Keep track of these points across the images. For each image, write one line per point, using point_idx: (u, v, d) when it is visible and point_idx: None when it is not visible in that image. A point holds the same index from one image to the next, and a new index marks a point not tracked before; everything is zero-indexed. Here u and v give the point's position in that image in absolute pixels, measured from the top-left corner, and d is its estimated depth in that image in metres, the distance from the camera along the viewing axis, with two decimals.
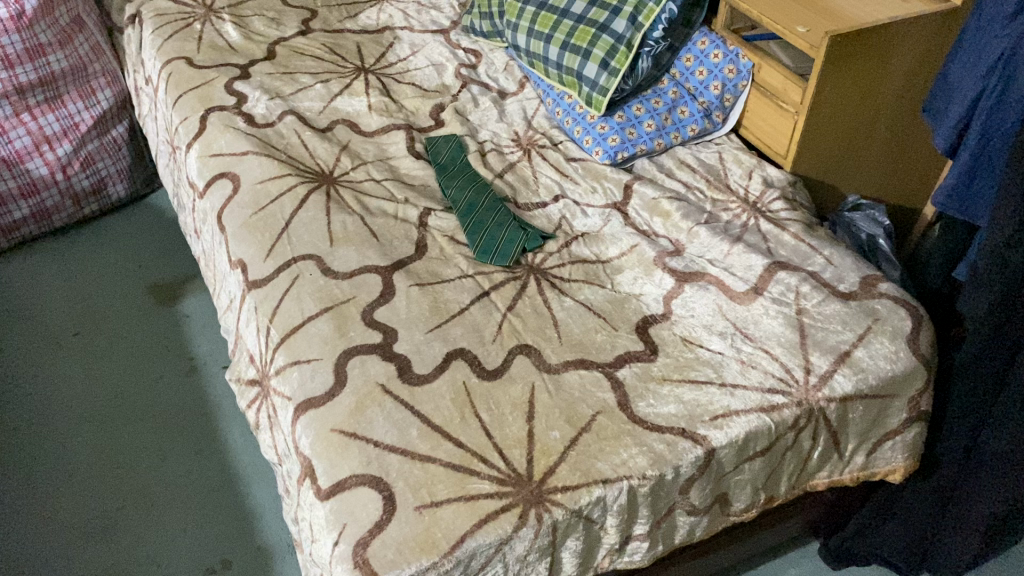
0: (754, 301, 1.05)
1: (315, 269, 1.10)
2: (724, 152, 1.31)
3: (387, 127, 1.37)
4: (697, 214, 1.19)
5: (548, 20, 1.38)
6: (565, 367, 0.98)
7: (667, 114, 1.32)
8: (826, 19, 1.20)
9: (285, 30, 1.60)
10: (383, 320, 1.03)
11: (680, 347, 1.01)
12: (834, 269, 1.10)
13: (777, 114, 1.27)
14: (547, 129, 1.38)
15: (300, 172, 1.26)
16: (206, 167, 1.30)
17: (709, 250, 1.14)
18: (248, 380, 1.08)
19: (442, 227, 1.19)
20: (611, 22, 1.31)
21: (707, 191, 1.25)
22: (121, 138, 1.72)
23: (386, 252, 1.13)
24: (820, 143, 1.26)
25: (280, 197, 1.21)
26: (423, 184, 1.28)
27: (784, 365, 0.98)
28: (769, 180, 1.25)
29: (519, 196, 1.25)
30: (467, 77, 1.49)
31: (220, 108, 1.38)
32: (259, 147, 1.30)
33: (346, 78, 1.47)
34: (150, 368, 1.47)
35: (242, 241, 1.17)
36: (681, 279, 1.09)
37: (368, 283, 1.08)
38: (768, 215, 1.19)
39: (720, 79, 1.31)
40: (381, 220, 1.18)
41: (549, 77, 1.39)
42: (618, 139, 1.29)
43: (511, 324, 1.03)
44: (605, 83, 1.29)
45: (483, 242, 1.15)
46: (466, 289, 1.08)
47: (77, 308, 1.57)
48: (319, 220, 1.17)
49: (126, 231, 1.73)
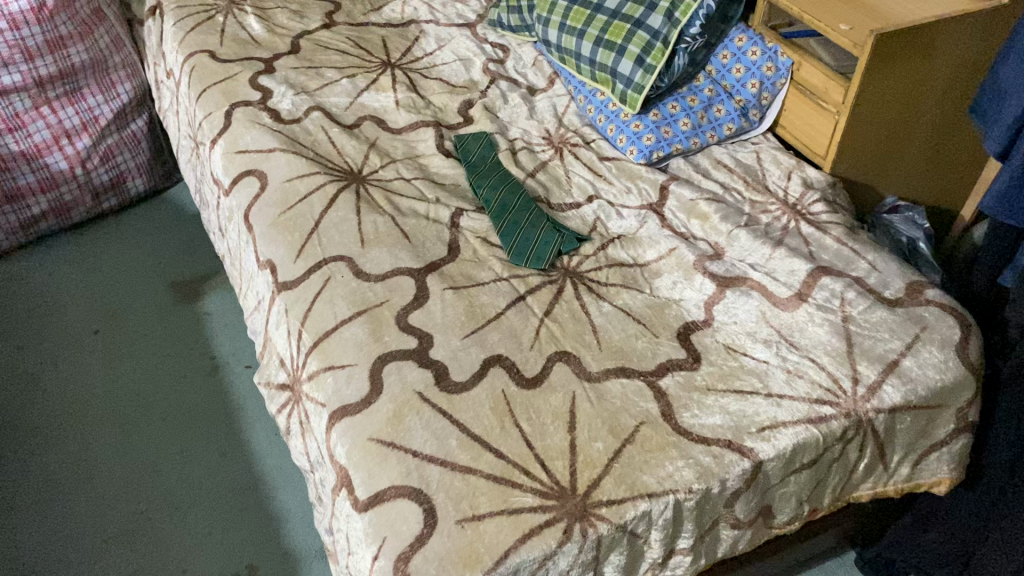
0: (799, 307, 1.02)
1: (347, 271, 1.08)
2: (761, 152, 1.28)
3: (416, 124, 1.34)
4: (737, 216, 1.16)
5: (581, 15, 1.35)
6: (606, 375, 0.95)
7: (703, 112, 1.29)
8: (871, 17, 1.17)
9: (309, 23, 1.57)
10: (419, 325, 1.00)
11: (724, 355, 0.98)
12: (879, 275, 1.07)
13: (818, 114, 1.24)
14: (579, 127, 1.35)
15: (329, 170, 1.23)
16: (232, 165, 1.27)
17: (751, 254, 1.11)
18: (279, 385, 1.05)
19: (475, 228, 1.16)
20: (647, 17, 1.28)
21: (745, 192, 1.22)
22: (140, 132, 1.70)
23: (419, 254, 1.10)
24: (861, 143, 1.23)
25: (309, 197, 1.18)
26: (453, 183, 1.25)
27: (831, 375, 0.96)
28: (809, 181, 1.23)
29: (552, 196, 1.23)
30: (496, 73, 1.46)
31: (246, 103, 1.36)
32: (287, 144, 1.27)
33: (372, 73, 1.44)
34: (172, 368, 1.45)
35: (271, 241, 1.14)
36: (722, 284, 1.06)
37: (401, 286, 1.06)
38: (809, 218, 1.16)
39: (758, 76, 1.28)
40: (413, 220, 1.16)
41: (581, 73, 1.36)
42: (653, 138, 1.26)
43: (549, 329, 1.01)
44: (641, 80, 1.25)
45: (517, 244, 1.12)
46: (501, 293, 1.06)
47: (97, 305, 1.55)
48: (349, 220, 1.15)
49: (146, 227, 1.71)
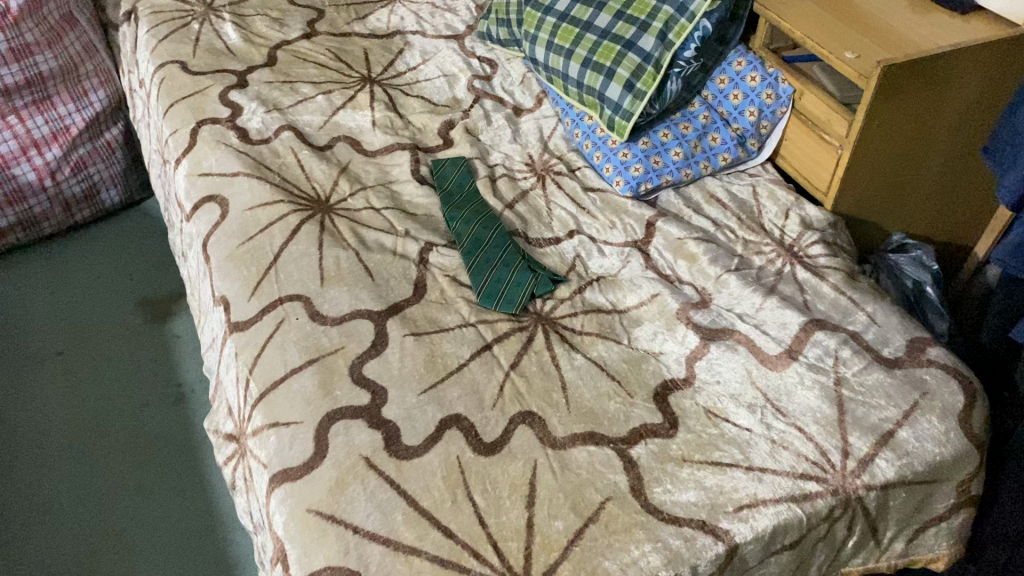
0: (789, 366, 0.94)
1: (302, 313, 1.00)
2: (758, 185, 1.19)
3: (391, 146, 1.26)
4: (727, 258, 1.08)
5: (569, 33, 1.26)
6: (572, 442, 0.87)
7: (697, 141, 1.20)
8: (878, 45, 1.08)
9: (289, 32, 1.49)
10: (373, 377, 0.93)
11: (703, 421, 0.90)
12: (878, 330, 0.99)
13: (819, 146, 1.15)
14: (564, 152, 1.27)
15: (294, 197, 1.16)
16: (194, 188, 1.20)
17: (740, 303, 1.02)
18: (226, 435, 0.98)
19: (445, 265, 1.08)
20: (638, 38, 1.19)
21: (739, 230, 1.13)
22: (115, 141, 1.63)
23: (381, 294, 1.03)
24: (865, 179, 1.15)
25: (270, 227, 1.11)
26: (426, 214, 1.17)
27: (820, 447, 0.87)
28: (807, 220, 1.14)
29: (530, 230, 1.15)
30: (481, 91, 1.37)
31: (213, 121, 1.28)
32: (252, 168, 1.20)
33: (350, 89, 1.36)
34: (135, 396, 1.38)
35: (227, 275, 1.07)
36: (706, 337, 0.98)
37: (359, 330, 0.98)
38: (806, 261, 1.08)
39: (756, 104, 1.19)
40: (378, 255, 1.08)
41: (568, 95, 1.27)
42: (642, 169, 1.18)
43: (514, 385, 0.93)
44: (629, 106, 1.17)
45: (488, 285, 1.04)
46: (466, 341, 0.98)
47: (62, 325, 1.48)
48: (310, 254, 1.07)
49: (118, 241, 1.64)
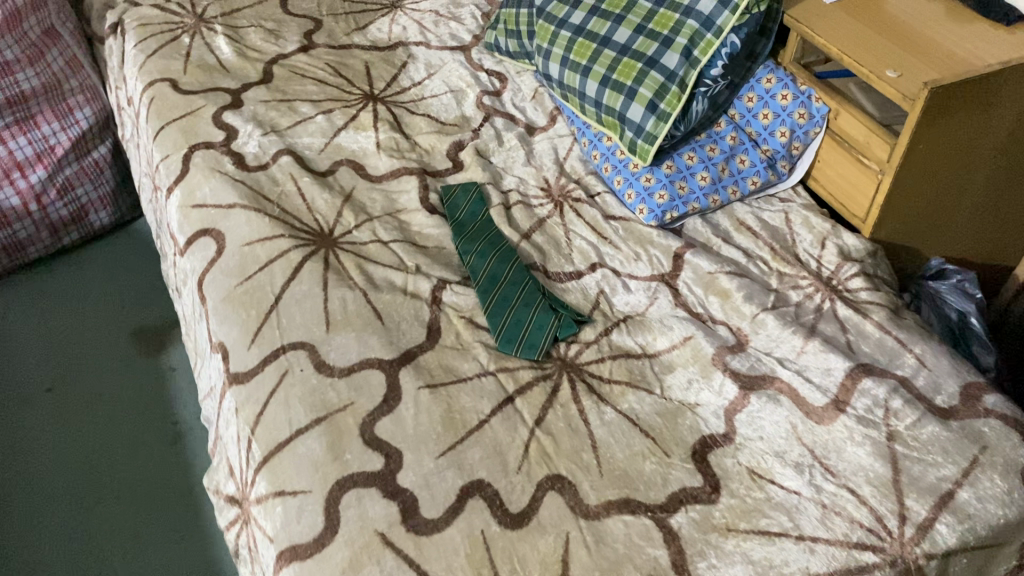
0: (837, 420, 0.87)
1: (307, 363, 0.93)
2: (791, 211, 1.12)
3: (397, 171, 1.19)
4: (763, 294, 1.00)
5: (585, 49, 1.17)
6: (606, 511, 0.80)
7: (724, 164, 1.13)
8: (923, 62, 1.00)
9: (285, 45, 1.41)
10: (386, 438, 0.85)
11: (747, 483, 0.83)
12: (929, 374, 0.92)
13: (857, 170, 1.07)
14: (582, 176, 1.19)
15: (295, 231, 1.08)
16: (187, 221, 1.12)
17: (779, 345, 0.95)
18: (227, 497, 0.91)
19: (459, 305, 1.01)
20: (661, 55, 1.11)
21: (772, 262, 1.06)
22: (103, 160, 1.54)
23: (392, 340, 0.95)
24: (906, 205, 1.07)
25: (270, 264, 1.03)
26: (437, 246, 1.09)
27: (874, 511, 0.80)
28: (845, 250, 1.06)
29: (549, 263, 1.07)
30: (490, 108, 1.29)
31: (207, 145, 1.20)
32: (248, 199, 1.12)
33: (352, 107, 1.28)
34: (131, 435, 1.30)
35: (225, 320, 1.00)
36: (745, 386, 0.90)
37: (369, 384, 0.90)
38: (846, 297, 1.01)
39: (787, 124, 1.11)
40: (388, 295, 1.01)
41: (585, 115, 1.19)
42: (667, 196, 1.10)
43: (540, 445, 0.85)
44: (653, 129, 1.09)
45: (506, 328, 0.97)
46: (486, 393, 0.90)
47: (50, 358, 1.41)
48: (313, 296, 1.00)
49: (108, 265, 1.56)
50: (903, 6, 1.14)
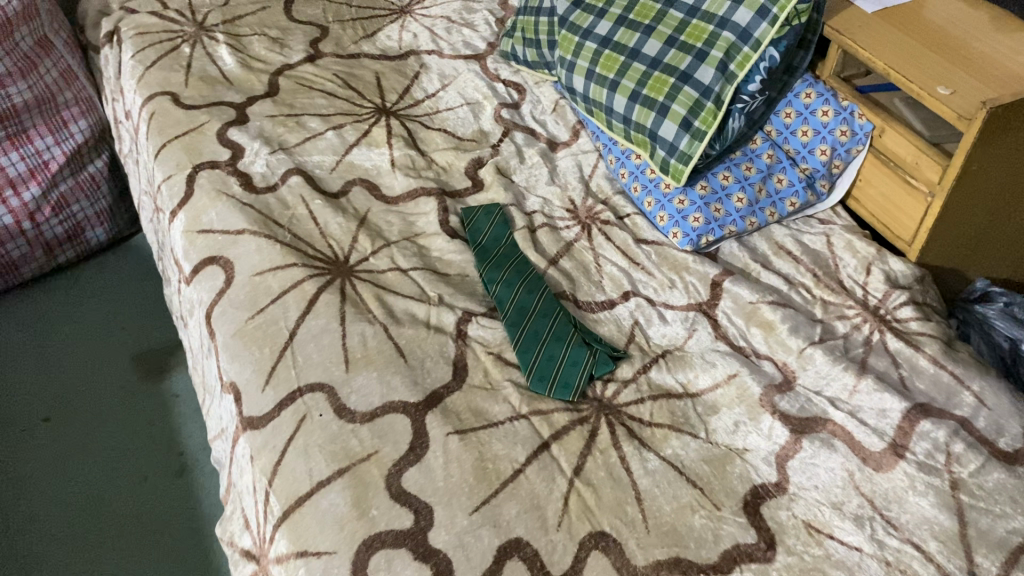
0: (896, 467, 0.81)
1: (327, 407, 0.87)
2: (832, 234, 1.06)
3: (414, 191, 1.12)
4: (808, 326, 0.94)
5: (612, 61, 1.11)
6: (655, 572, 0.74)
7: (761, 184, 1.07)
8: (976, 81, 0.94)
9: (291, 55, 1.35)
10: (415, 492, 0.79)
11: (804, 538, 0.77)
12: (990, 414, 0.86)
13: (903, 192, 1.02)
14: (609, 195, 1.13)
15: (309, 259, 1.01)
16: (193, 248, 1.06)
17: (830, 383, 0.89)
18: (243, 551, 0.85)
19: (486, 339, 0.94)
20: (695, 69, 1.04)
21: (815, 289, 1.00)
22: (99, 175, 1.48)
23: (416, 380, 0.89)
24: (956, 228, 1.01)
25: (283, 296, 0.97)
26: (460, 274, 1.03)
27: (942, 570, 0.74)
28: (892, 276, 1.01)
29: (579, 290, 1.01)
30: (509, 122, 1.23)
31: (212, 165, 1.14)
32: (258, 224, 1.05)
33: (363, 122, 1.22)
34: (133, 468, 1.24)
35: (237, 358, 0.93)
36: (796, 430, 0.85)
37: (394, 430, 0.84)
38: (896, 328, 0.95)
39: (828, 142, 1.05)
40: (410, 329, 0.94)
41: (612, 131, 1.13)
42: (702, 219, 1.04)
43: (580, 498, 0.79)
44: (687, 148, 1.03)
45: (538, 365, 0.91)
46: (519, 439, 0.84)
47: (47, 386, 1.34)
48: (331, 331, 0.93)
49: (105, 283, 1.49)
50: (947, 16, 1.08)
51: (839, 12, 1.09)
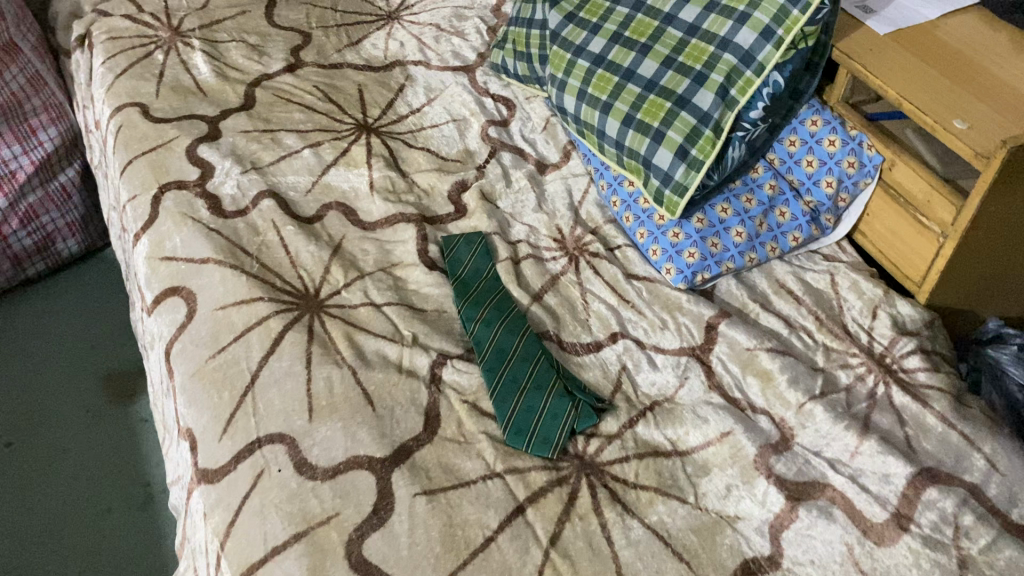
0: (899, 541, 0.75)
1: (286, 462, 0.80)
2: (837, 271, 0.99)
3: (392, 218, 1.06)
4: (809, 377, 0.88)
5: (605, 81, 1.04)
6: None
7: (762, 218, 1.00)
8: (997, 114, 0.87)
9: (270, 64, 1.28)
10: (377, 561, 0.73)
11: None
12: (1002, 481, 0.80)
13: (914, 230, 0.95)
14: (599, 224, 1.07)
15: (276, 292, 0.95)
16: (155, 276, 0.99)
17: (830, 444, 0.83)
18: None
19: (462, 385, 0.88)
20: (693, 93, 0.97)
21: (817, 333, 0.93)
22: (70, 185, 1.41)
23: (385, 432, 0.83)
24: (969, 269, 0.94)
25: (246, 334, 0.91)
26: (437, 309, 0.96)
27: None
28: (899, 321, 0.94)
29: (563, 330, 0.95)
30: (497, 141, 1.17)
31: (179, 185, 1.07)
32: (224, 252, 0.99)
33: (343, 139, 1.15)
34: (97, 500, 1.18)
35: (195, 402, 0.87)
36: (792, 496, 0.78)
37: (358, 489, 0.78)
38: (903, 380, 0.88)
39: (835, 174, 0.99)
40: (380, 373, 0.88)
41: (604, 155, 1.06)
42: (697, 254, 0.97)
43: (555, 570, 0.73)
44: (683, 178, 0.96)
45: (516, 416, 0.84)
46: (492, 501, 0.78)
47: (10, 408, 1.28)
48: (295, 375, 0.87)
49: (76, 298, 1.43)
50: (967, 38, 1.00)
51: (850, 32, 1.01)
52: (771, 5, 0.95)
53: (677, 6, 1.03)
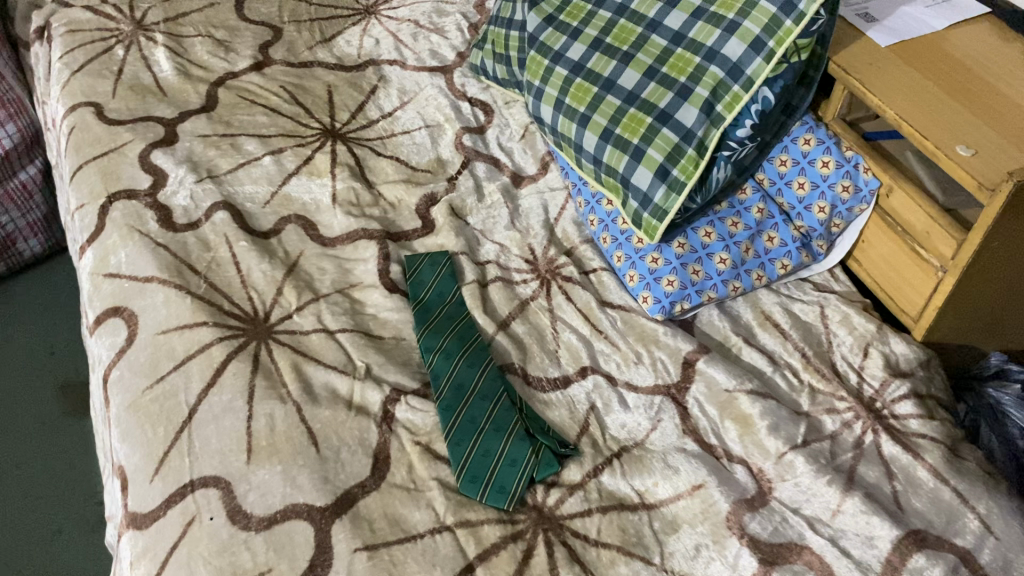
0: None
1: (219, 509, 0.74)
2: (828, 304, 0.92)
3: (354, 234, 0.99)
4: (791, 424, 0.81)
5: (584, 92, 0.96)
6: None
7: (748, 243, 0.93)
8: (1004, 141, 0.80)
9: (236, 61, 1.21)
10: None
11: None
12: (996, 546, 0.73)
13: (911, 262, 0.88)
14: (575, 244, 1.00)
15: (223, 316, 0.88)
16: (97, 294, 0.93)
17: (810, 500, 0.76)
18: None
19: (415, 425, 0.81)
20: (676, 108, 0.90)
21: (803, 373, 0.86)
22: (32, 183, 1.35)
23: (328, 476, 0.76)
24: (970, 307, 0.87)
25: (186, 363, 0.84)
26: (395, 337, 0.90)
27: None
28: (892, 361, 0.87)
29: (529, 363, 0.88)
30: (472, 150, 1.10)
31: (128, 195, 1.00)
32: (170, 270, 0.92)
33: (307, 145, 1.08)
34: (46, 519, 1.12)
35: (128, 437, 0.81)
36: (766, 559, 0.72)
37: (294, 543, 0.72)
38: (894, 429, 0.81)
39: (828, 198, 0.91)
40: (328, 410, 0.81)
41: (582, 170, 0.99)
42: (676, 283, 0.90)
43: None
44: (663, 201, 0.89)
45: (472, 462, 0.78)
46: (439, 559, 0.71)
47: None
48: (235, 411, 0.80)
49: (37, 301, 1.37)
50: (976, 51, 0.92)
51: (849, 44, 0.94)
52: (762, 14, 0.87)
53: (662, 11, 0.95)
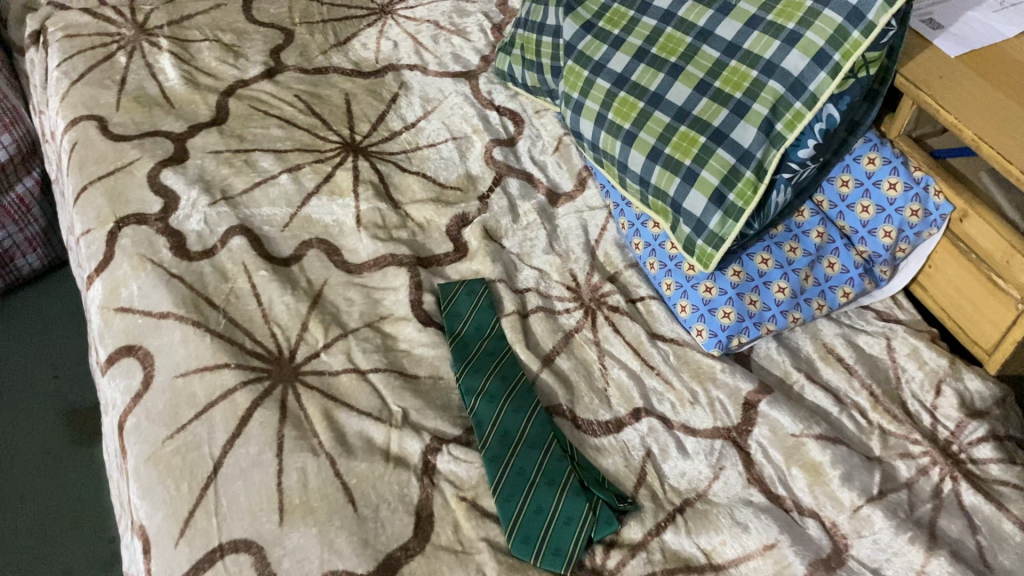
0: None
1: None
2: (894, 335, 0.86)
3: (382, 259, 0.93)
4: (865, 472, 0.75)
5: (629, 107, 0.90)
6: None
7: (808, 270, 0.87)
8: None
9: (246, 67, 1.13)
10: None
11: None
12: None
13: (987, 292, 0.82)
14: (619, 269, 0.94)
15: (246, 357, 0.82)
16: (107, 331, 0.85)
17: (891, 560, 0.70)
18: None
19: (460, 478, 0.75)
20: (731, 127, 0.83)
21: (872, 413, 0.81)
22: (29, 196, 1.28)
23: (369, 539, 0.70)
24: None
25: (209, 411, 0.77)
26: (432, 376, 0.84)
27: None
28: (966, 398, 0.81)
29: (578, 404, 0.82)
30: (503, 165, 1.03)
31: (138, 219, 0.93)
32: (185, 305, 0.85)
33: (327, 160, 1.02)
34: (53, 559, 1.06)
35: (147, 493, 0.74)
36: None
37: None
38: (973, 476, 0.76)
39: (894, 223, 0.85)
40: (364, 463, 0.75)
41: (626, 190, 0.92)
42: (733, 314, 0.84)
43: None
44: (718, 228, 0.83)
45: (524, 519, 0.72)
46: None
47: None
48: (263, 465, 0.74)
49: (39, 319, 1.31)
50: None
51: (916, 55, 0.87)
52: (826, 24, 0.80)
53: (714, 19, 0.88)
